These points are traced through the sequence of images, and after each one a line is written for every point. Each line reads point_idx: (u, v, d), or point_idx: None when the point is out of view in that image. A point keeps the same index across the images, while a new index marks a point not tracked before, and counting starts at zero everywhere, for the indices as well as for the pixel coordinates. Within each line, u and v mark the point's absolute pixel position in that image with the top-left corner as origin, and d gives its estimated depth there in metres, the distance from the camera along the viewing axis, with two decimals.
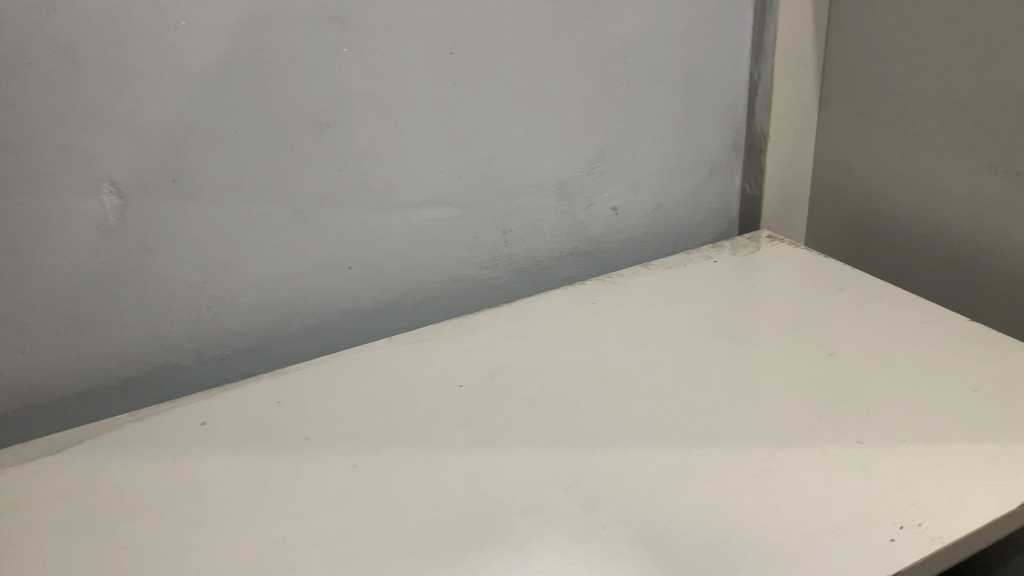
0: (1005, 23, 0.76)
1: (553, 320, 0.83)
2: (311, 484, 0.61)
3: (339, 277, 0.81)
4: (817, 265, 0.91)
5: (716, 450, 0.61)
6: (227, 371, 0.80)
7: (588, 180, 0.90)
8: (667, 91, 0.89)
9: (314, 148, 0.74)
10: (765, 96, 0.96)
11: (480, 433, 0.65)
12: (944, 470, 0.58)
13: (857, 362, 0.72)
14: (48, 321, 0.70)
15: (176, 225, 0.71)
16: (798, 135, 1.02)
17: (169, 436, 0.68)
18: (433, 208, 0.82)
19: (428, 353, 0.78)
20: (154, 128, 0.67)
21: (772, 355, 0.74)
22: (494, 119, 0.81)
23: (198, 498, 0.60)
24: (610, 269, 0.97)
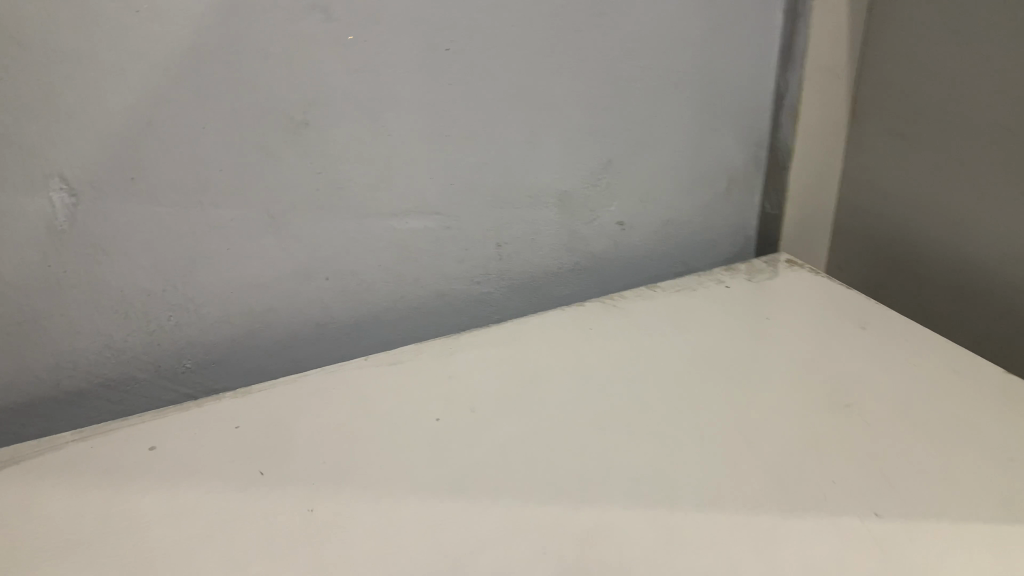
0: None
1: (543, 346, 0.72)
2: (256, 524, 0.53)
3: (314, 289, 0.71)
4: (837, 297, 0.79)
5: (709, 511, 0.53)
6: (191, 386, 0.70)
7: (593, 193, 0.79)
8: (682, 95, 0.78)
9: (286, 148, 0.65)
10: (792, 108, 0.84)
11: (450, 482, 0.56)
12: (978, 560, 0.49)
13: (876, 414, 0.62)
14: None
15: (132, 224, 0.62)
16: (829, 148, 0.90)
17: (109, 457, 0.59)
18: (422, 218, 0.73)
19: (389, 382, 0.67)
20: (113, 111, 0.58)
21: (783, 404, 0.63)
22: (494, 121, 0.71)
23: (133, 536, 0.52)
24: (609, 290, 0.87)
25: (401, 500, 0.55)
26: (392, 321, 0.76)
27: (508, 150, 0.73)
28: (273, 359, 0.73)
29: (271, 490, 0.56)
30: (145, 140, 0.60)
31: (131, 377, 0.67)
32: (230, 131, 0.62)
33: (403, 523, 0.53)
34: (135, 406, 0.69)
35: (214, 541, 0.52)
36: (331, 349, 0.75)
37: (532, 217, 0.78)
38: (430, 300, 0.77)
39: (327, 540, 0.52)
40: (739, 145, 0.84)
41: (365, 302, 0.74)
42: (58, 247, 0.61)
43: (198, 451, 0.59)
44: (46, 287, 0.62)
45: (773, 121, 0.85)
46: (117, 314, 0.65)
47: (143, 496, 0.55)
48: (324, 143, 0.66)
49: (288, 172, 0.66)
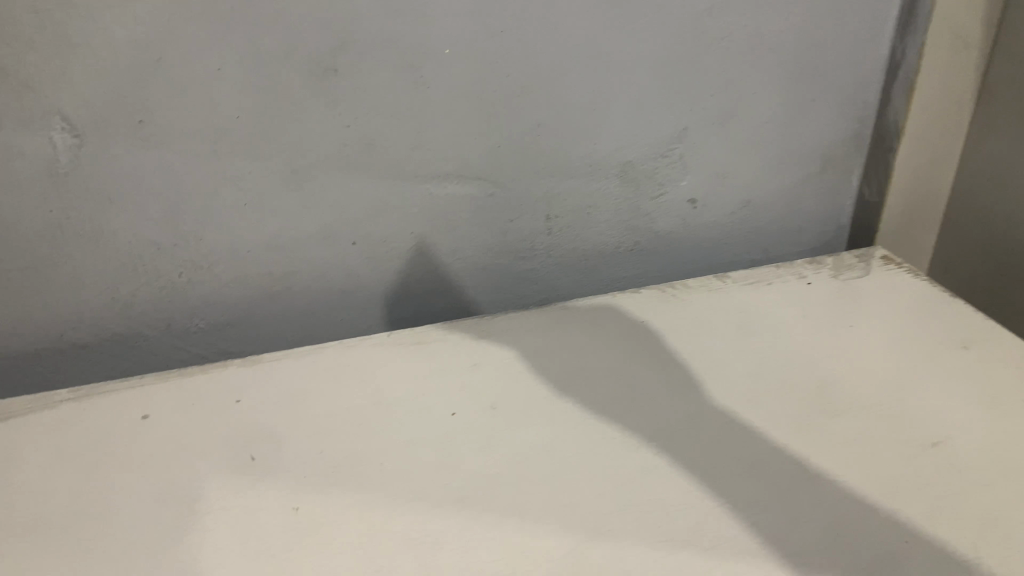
0: None
1: (587, 338, 0.64)
2: (235, 519, 0.48)
3: (340, 254, 0.65)
4: (937, 307, 0.68)
5: (749, 562, 0.45)
6: (203, 347, 0.66)
7: (662, 165, 0.70)
8: (777, 59, 0.67)
9: (311, 97, 0.58)
10: (908, 81, 0.72)
11: (456, 491, 0.50)
12: None
13: (970, 459, 0.52)
14: None
15: (140, 172, 0.57)
16: (948, 129, 0.77)
17: (99, 423, 0.55)
18: (463, 184, 0.65)
19: (409, 365, 0.61)
20: (119, 46, 0.52)
21: (855, 436, 0.54)
22: (553, 78, 0.62)
23: (104, 518, 0.48)
24: (673, 275, 0.78)
25: (398, 509, 0.48)
26: (426, 293, 0.70)
27: (567, 112, 0.64)
28: (294, 325, 0.68)
29: (259, 481, 0.50)
30: (154, 81, 0.54)
31: (140, 334, 0.63)
32: (250, 75, 0.56)
33: (391, 538, 0.47)
34: (144, 363, 0.65)
35: (186, 533, 0.47)
36: (357, 319, 0.69)
37: (589, 188, 0.69)
38: (469, 274, 0.70)
39: (306, 548, 0.46)
40: (840, 122, 0.73)
41: (397, 272, 0.68)
42: (60, 191, 0.56)
43: (192, 427, 0.55)
44: (48, 233, 0.57)
45: (883, 96, 0.72)
46: (124, 267, 0.60)
47: (123, 473, 0.51)
48: (355, 94, 0.58)
49: (315, 124, 0.59)
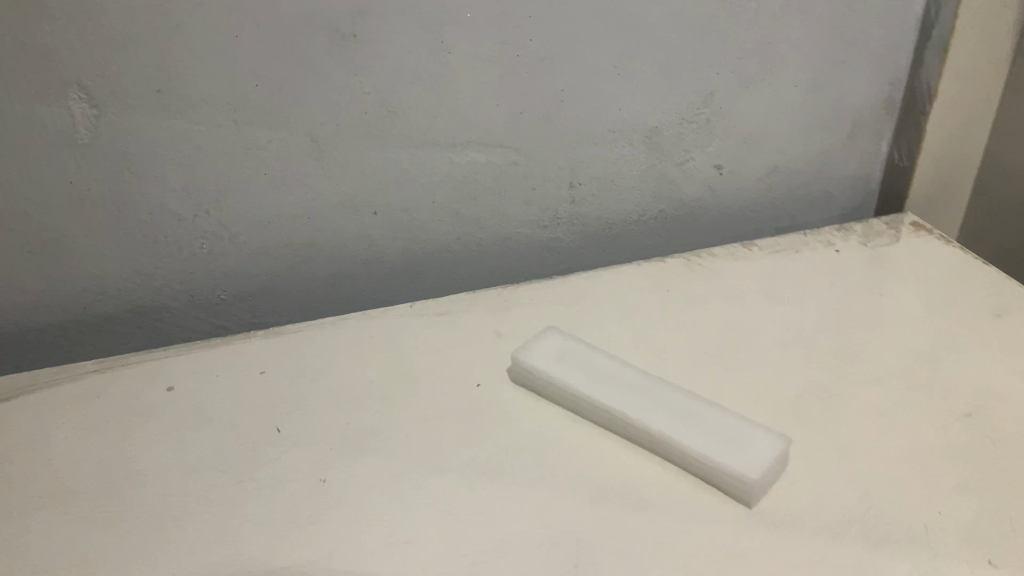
0: None
1: (612, 309, 0.63)
2: (262, 491, 0.48)
3: (362, 224, 0.65)
4: (969, 275, 0.67)
5: (780, 536, 0.44)
6: (226, 319, 0.66)
7: (688, 130, 0.68)
8: (807, 20, 0.65)
9: (331, 63, 0.57)
10: (942, 42, 0.70)
11: (483, 463, 0.49)
12: None
13: (1006, 431, 0.51)
14: (6, 244, 0.57)
15: (160, 142, 0.57)
16: (982, 93, 0.75)
17: (125, 395, 0.55)
18: (486, 151, 0.64)
19: (432, 336, 0.61)
20: (136, 14, 0.51)
21: (888, 407, 0.53)
22: (577, 42, 0.61)
23: (133, 490, 0.48)
24: (698, 243, 0.76)
25: (425, 481, 0.48)
26: (449, 263, 0.69)
27: (591, 76, 0.63)
28: (315, 296, 0.67)
29: (286, 453, 0.50)
30: (172, 49, 0.53)
31: (163, 306, 0.63)
32: (268, 41, 0.55)
33: (420, 511, 0.46)
34: (167, 335, 0.65)
35: (213, 505, 0.47)
36: (379, 289, 0.69)
37: (613, 155, 0.68)
38: (492, 243, 0.69)
39: (334, 520, 0.46)
40: (870, 85, 0.71)
41: (419, 242, 0.67)
42: (80, 162, 0.56)
43: (217, 399, 0.55)
44: (68, 205, 0.57)
45: (915, 57, 0.70)
46: (146, 239, 0.60)
47: (149, 445, 0.51)
48: (375, 60, 0.57)
49: (334, 91, 0.58)
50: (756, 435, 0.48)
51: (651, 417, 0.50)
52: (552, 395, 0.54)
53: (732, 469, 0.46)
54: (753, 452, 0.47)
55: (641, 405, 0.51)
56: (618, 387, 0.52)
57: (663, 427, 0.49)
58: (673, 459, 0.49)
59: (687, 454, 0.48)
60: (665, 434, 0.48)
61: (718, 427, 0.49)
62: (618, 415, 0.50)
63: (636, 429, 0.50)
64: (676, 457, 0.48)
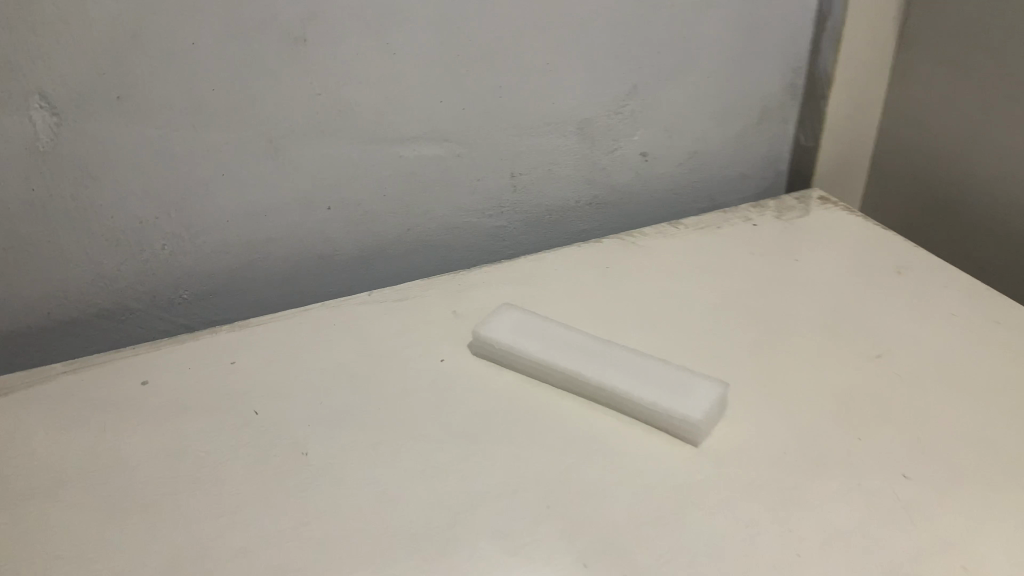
0: None
1: (557, 286, 0.68)
2: (246, 468, 0.51)
3: (317, 219, 0.68)
4: (871, 239, 0.74)
5: (726, 469, 0.50)
6: (188, 317, 0.68)
7: (615, 120, 0.74)
8: (716, 16, 0.72)
9: (284, 67, 0.60)
10: (835, 32, 0.77)
11: (453, 427, 0.53)
12: (1007, 529, 0.45)
13: (910, 368, 0.58)
14: None
15: (120, 147, 0.59)
16: (872, 77, 0.83)
17: (100, 391, 0.57)
18: (431, 145, 0.68)
19: (392, 320, 0.64)
20: (95, 24, 0.54)
21: (810, 354, 0.59)
22: (511, 41, 0.66)
23: (121, 476, 0.50)
24: (630, 225, 0.82)
25: (402, 446, 0.52)
26: (400, 254, 0.73)
27: (525, 73, 0.68)
28: (275, 291, 0.70)
29: (266, 433, 0.53)
30: (131, 56, 0.56)
31: (126, 307, 0.65)
32: (223, 46, 0.57)
33: (401, 473, 0.50)
34: (130, 337, 0.67)
35: (201, 484, 0.49)
36: (335, 282, 0.72)
37: (549, 146, 0.73)
38: (440, 233, 0.73)
39: (321, 486, 0.49)
40: (774, 73, 0.78)
41: (371, 234, 0.71)
42: (42, 169, 0.57)
43: (192, 389, 0.57)
44: (30, 211, 0.58)
45: (813, 47, 0.78)
46: (108, 242, 0.62)
47: (131, 434, 0.53)
48: (325, 62, 0.61)
49: (287, 93, 0.61)
50: (696, 378, 0.54)
51: (602, 374, 0.55)
52: (511, 363, 0.58)
53: (678, 412, 0.51)
54: (695, 396, 0.52)
55: (593, 363, 0.56)
56: (571, 348, 0.57)
57: (614, 381, 0.54)
58: (626, 409, 0.54)
59: (637, 404, 0.53)
60: (616, 387, 0.54)
61: (661, 375, 0.55)
62: (574, 373, 0.55)
63: (590, 384, 0.55)
64: (628, 407, 0.54)
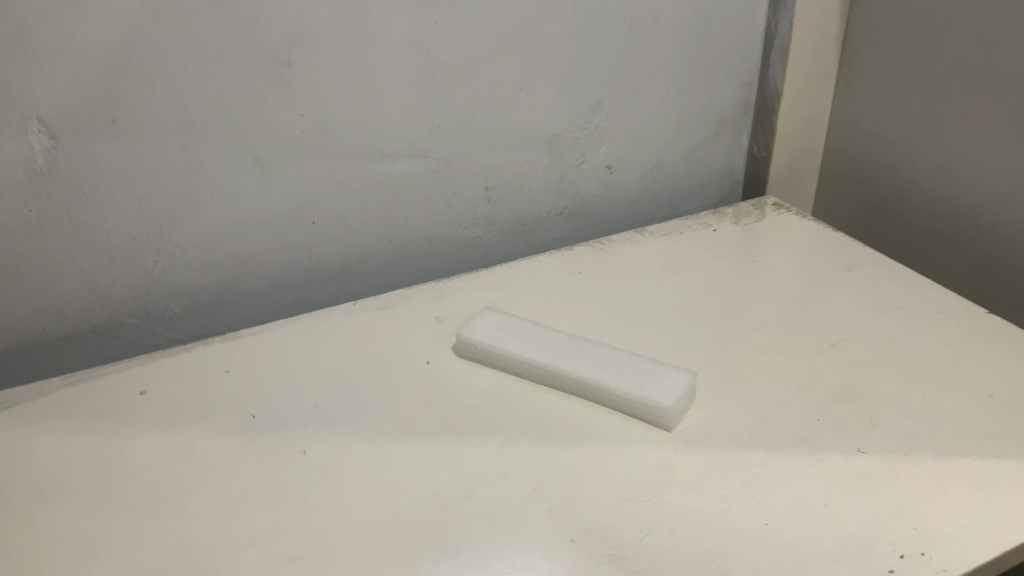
0: None
1: (533, 291, 0.72)
2: (247, 467, 0.53)
3: (302, 233, 0.71)
4: (823, 240, 0.80)
5: (698, 450, 0.54)
6: (178, 331, 0.70)
7: (582, 135, 0.79)
8: (672, 35, 0.77)
9: (270, 89, 0.63)
10: (782, 49, 0.83)
11: (442, 422, 0.57)
12: (953, 492, 0.50)
13: (861, 355, 0.63)
14: None
15: (114, 168, 0.61)
16: (818, 90, 0.89)
17: (99, 402, 0.59)
18: (409, 161, 0.72)
19: (377, 327, 0.68)
20: (92, 51, 0.57)
21: (770, 345, 0.64)
22: (483, 61, 0.70)
23: (127, 478, 0.52)
24: (598, 234, 0.87)
25: (395, 441, 0.55)
26: (382, 265, 0.76)
27: (497, 91, 0.72)
28: (262, 304, 0.73)
29: (264, 434, 0.56)
30: (125, 81, 0.59)
31: (119, 323, 0.67)
32: (212, 70, 0.61)
33: (395, 465, 0.53)
34: (122, 351, 0.69)
35: (205, 484, 0.52)
36: (319, 294, 0.75)
37: (521, 159, 0.77)
38: (418, 244, 0.77)
39: (320, 480, 0.52)
40: (728, 88, 0.84)
41: (354, 247, 0.74)
42: (39, 191, 0.60)
43: (189, 397, 0.60)
44: (27, 231, 0.61)
45: (762, 63, 0.84)
46: (102, 260, 0.64)
47: (134, 441, 0.56)
48: (309, 84, 0.64)
49: (273, 113, 0.64)
50: (666, 369, 0.59)
51: (580, 368, 0.59)
52: (494, 362, 0.62)
53: (651, 400, 0.55)
54: (666, 384, 0.57)
55: (571, 358, 0.60)
56: (550, 346, 0.61)
57: (592, 374, 0.58)
58: (603, 400, 0.58)
59: (614, 394, 0.57)
60: (594, 380, 0.58)
61: (634, 367, 0.59)
62: (553, 368, 0.59)
63: (569, 378, 0.59)
64: (605, 398, 0.58)
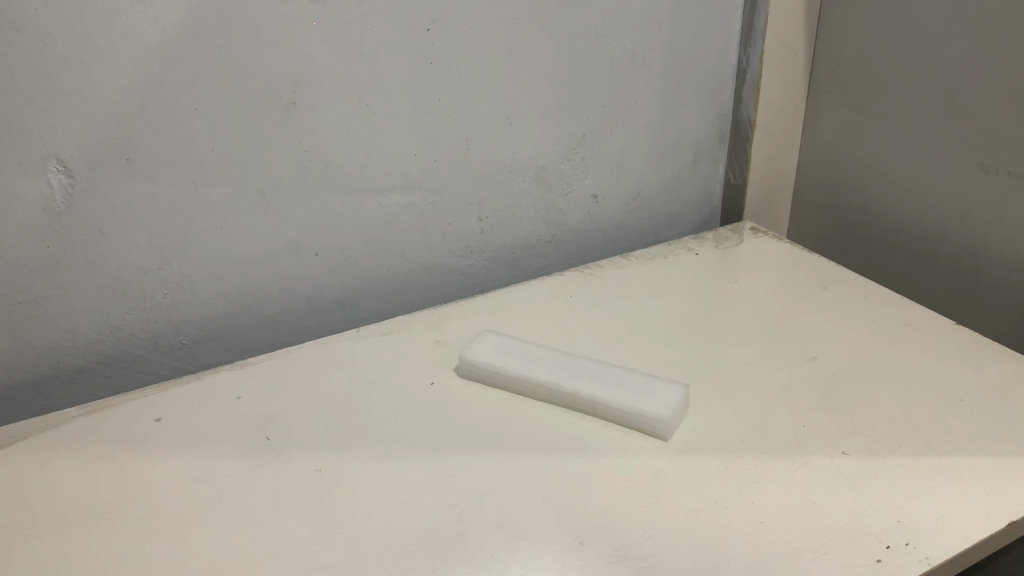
0: (1007, 12, 0.69)
1: (527, 314, 0.76)
2: (264, 486, 0.55)
3: (304, 265, 0.74)
4: (799, 261, 0.84)
5: (693, 457, 0.57)
6: (186, 361, 0.73)
7: (568, 166, 0.83)
8: (651, 71, 0.82)
9: (276, 128, 0.67)
10: (753, 83, 0.89)
11: (450, 439, 0.59)
12: (932, 487, 0.54)
13: (841, 366, 0.67)
14: None
15: (128, 205, 0.64)
16: (788, 121, 0.95)
17: (116, 430, 0.61)
18: (407, 193, 0.75)
19: (380, 352, 0.70)
20: (110, 95, 0.60)
21: (755, 359, 0.68)
22: (476, 99, 0.74)
23: (149, 500, 0.54)
24: (586, 260, 0.90)
25: (406, 457, 0.58)
26: (381, 293, 0.79)
27: (488, 126, 0.76)
28: (266, 333, 0.76)
29: (279, 454, 0.58)
30: (140, 122, 0.62)
31: (129, 355, 0.70)
32: (222, 111, 0.64)
33: (407, 479, 0.56)
34: (132, 382, 0.71)
35: (225, 503, 0.54)
36: (321, 323, 0.78)
37: (512, 190, 0.81)
38: (415, 273, 0.80)
39: (337, 496, 0.54)
40: (703, 120, 0.89)
41: (354, 277, 0.77)
42: (56, 228, 0.62)
43: (203, 422, 0.62)
44: (44, 267, 0.63)
45: (735, 96, 0.89)
46: (114, 293, 0.67)
47: (153, 465, 0.58)
48: (312, 123, 0.68)
49: (278, 151, 0.68)
50: (660, 382, 0.62)
51: (579, 384, 0.62)
52: (495, 381, 0.65)
53: (648, 411, 0.59)
54: (660, 396, 0.60)
55: (569, 375, 0.63)
56: (548, 364, 0.64)
57: (590, 390, 0.61)
58: (602, 413, 0.61)
59: (612, 408, 0.60)
60: (592, 395, 0.61)
61: (630, 382, 0.62)
62: (553, 385, 0.62)
63: (568, 394, 0.62)
64: (603, 412, 0.61)
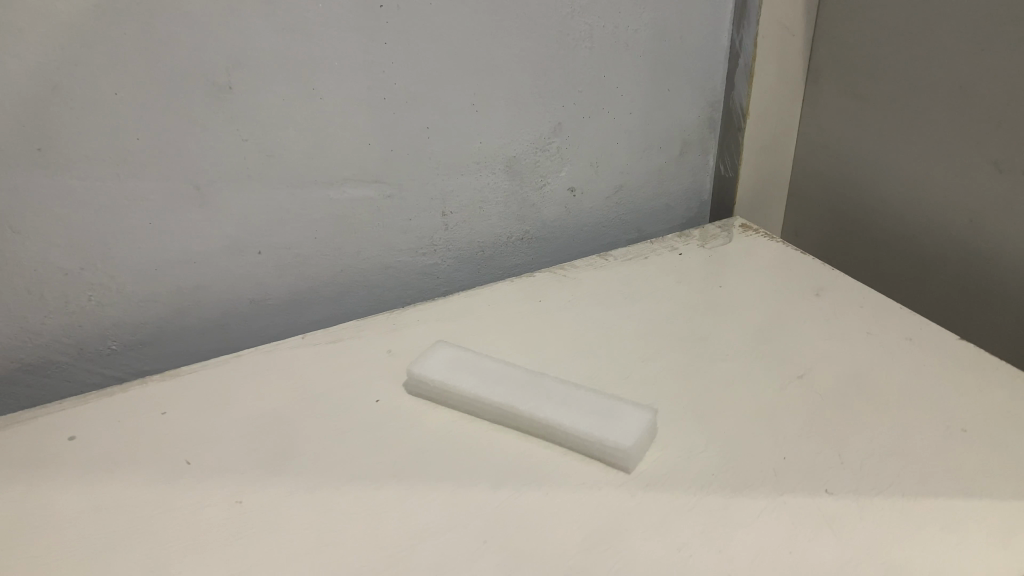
0: None
1: (491, 320, 0.70)
2: (177, 519, 0.50)
3: (248, 264, 0.68)
4: (790, 263, 0.78)
5: (658, 493, 0.51)
6: (117, 368, 0.67)
7: (543, 158, 0.76)
8: (634, 55, 0.75)
9: (209, 114, 0.60)
10: (748, 68, 0.81)
11: (390, 466, 0.53)
12: (926, 535, 0.48)
13: (829, 386, 0.60)
14: None
15: (43, 198, 0.58)
16: (785, 108, 0.88)
17: (27, 449, 0.56)
18: (363, 186, 0.69)
19: (326, 363, 0.64)
20: (15, 77, 0.53)
21: (737, 376, 0.62)
22: (437, 83, 0.67)
23: (47, 533, 0.49)
24: (563, 258, 0.85)
25: (338, 487, 0.52)
26: (335, 293, 0.74)
27: (452, 113, 0.69)
28: (207, 337, 0.70)
29: (200, 481, 0.53)
30: (53, 109, 0.55)
31: (52, 362, 0.64)
32: (149, 97, 0.57)
33: (337, 514, 0.50)
34: (57, 390, 0.66)
35: (130, 540, 0.48)
36: (269, 325, 0.73)
37: (479, 183, 0.74)
38: (373, 272, 0.74)
39: (254, 533, 0.49)
40: (691, 109, 0.82)
41: (304, 276, 0.71)
42: None
43: (122, 441, 0.57)
44: None
45: (727, 81, 0.82)
46: (32, 296, 0.61)
47: (60, 490, 0.52)
48: (252, 110, 0.61)
49: (214, 140, 0.61)
50: (627, 407, 0.56)
51: (537, 406, 0.56)
52: (446, 400, 0.59)
53: (609, 440, 0.53)
54: (625, 423, 0.54)
55: (527, 396, 0.57)
56: (505, 383, 0.58)
57: (548, 413, 0.55)
58: (560, 440, 0.55)
59: (571, 434, 0.54)
60: (550, 419, 0.55)
61: (593, 405, 0.56)
62: (508, 407, 0.56)
63: (525, 418, 0.56)
64: (562, 439, 0.55)
